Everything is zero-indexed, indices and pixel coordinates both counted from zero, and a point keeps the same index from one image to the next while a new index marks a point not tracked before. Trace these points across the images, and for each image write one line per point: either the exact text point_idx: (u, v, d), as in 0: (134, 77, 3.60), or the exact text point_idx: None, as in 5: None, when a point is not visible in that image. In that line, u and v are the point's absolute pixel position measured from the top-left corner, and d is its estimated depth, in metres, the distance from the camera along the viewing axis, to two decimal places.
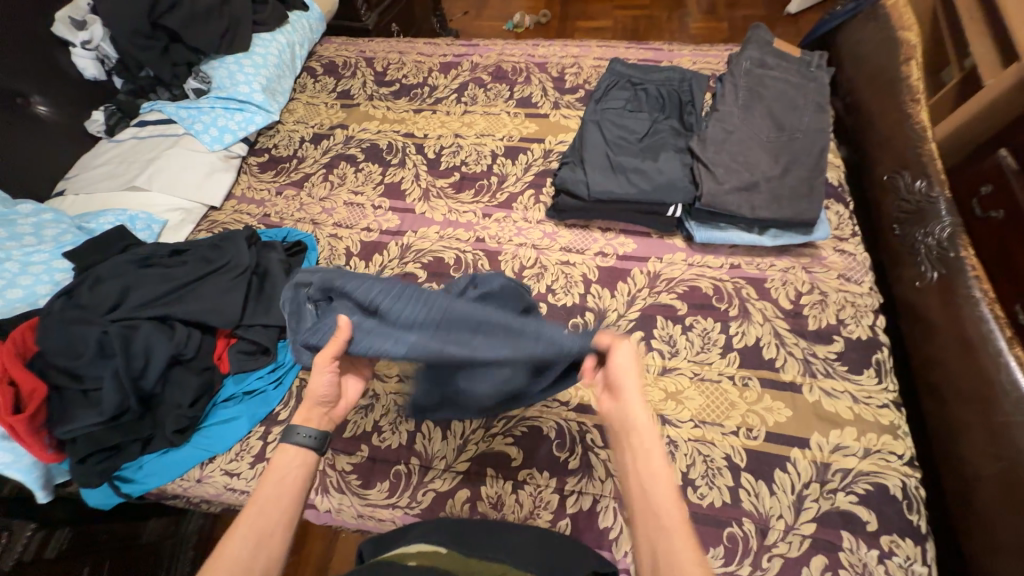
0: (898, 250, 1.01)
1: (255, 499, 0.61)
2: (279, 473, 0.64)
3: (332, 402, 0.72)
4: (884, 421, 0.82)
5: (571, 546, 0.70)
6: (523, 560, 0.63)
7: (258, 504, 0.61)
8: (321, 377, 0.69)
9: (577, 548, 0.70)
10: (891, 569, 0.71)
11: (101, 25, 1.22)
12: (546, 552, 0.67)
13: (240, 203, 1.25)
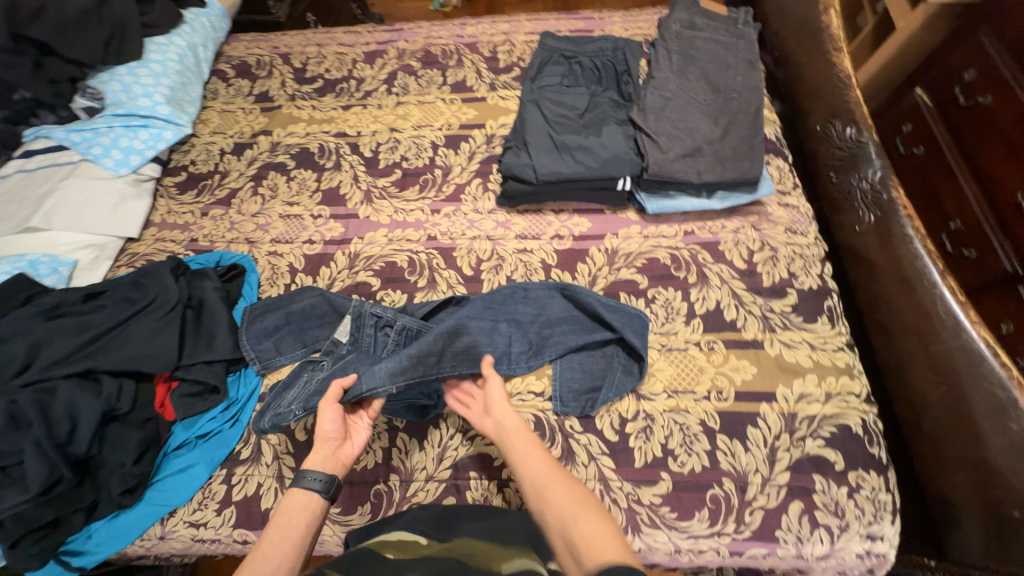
0: (837, 197, 1.05)
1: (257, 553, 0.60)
2: (286, 521, 0.65)
3: (339, 436, 0.74)
4: (840, 363, 0.86)
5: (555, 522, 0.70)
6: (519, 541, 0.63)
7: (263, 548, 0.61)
8: (326, 413, 0.73)
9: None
10: (860, 501, 0.76)
11: None
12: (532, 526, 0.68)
13: (161, 230, 1.13)
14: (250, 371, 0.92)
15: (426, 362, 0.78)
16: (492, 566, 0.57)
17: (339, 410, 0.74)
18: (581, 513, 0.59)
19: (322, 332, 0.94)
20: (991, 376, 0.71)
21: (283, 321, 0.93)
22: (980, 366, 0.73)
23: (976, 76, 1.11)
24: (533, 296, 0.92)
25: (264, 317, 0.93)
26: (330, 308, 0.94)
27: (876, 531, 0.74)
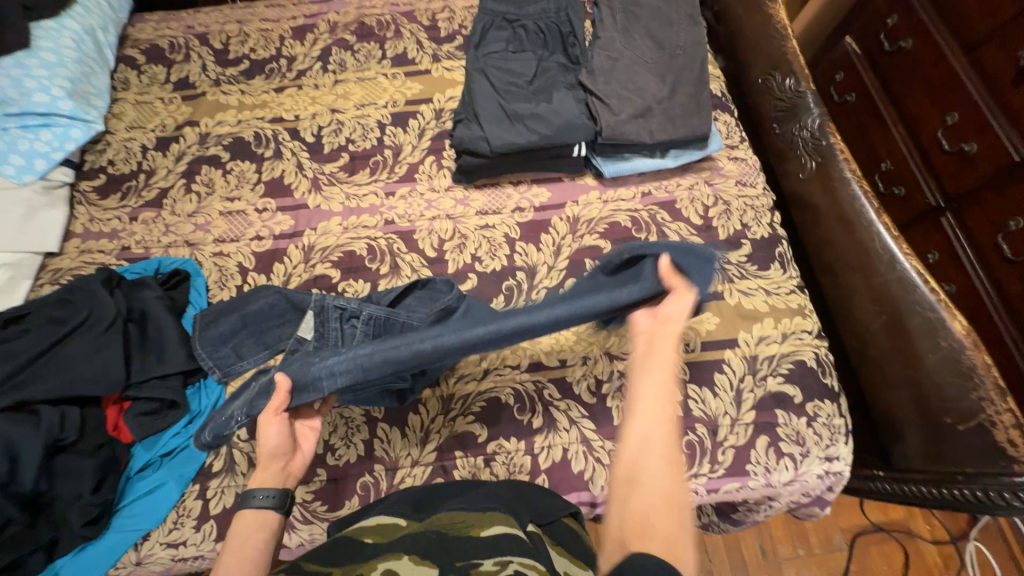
0: (781, 147, 1.09)
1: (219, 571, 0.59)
2: (242, 536, 0.63)
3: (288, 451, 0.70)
4: (793, 305, 0.91)
5: (529, 492, 0.73)
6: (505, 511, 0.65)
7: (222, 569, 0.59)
8: (268, 429, 0.68)
9: (542, 492, 0.74)
10: (818, 428, 0.83)
11: None
12: (510, 498, 0.69)
13: (86, 239, 1.02)
14: (211, 381, 0.87)
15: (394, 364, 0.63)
16: (472, 531, 0.57)
17: (283, 422, 0.69)
18: (671, 507, 0.48)
19: (284, 332, 0.89)
20: (922, 300, 0.80)
21: (240, 323, 0.88)
22: (914, 294, 0.80)
23: (898, 22, 1.17)
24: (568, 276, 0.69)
25: (219, 322, 0.87)
26: (288, 305, 0.89)
27: (833, 453, 0.81)
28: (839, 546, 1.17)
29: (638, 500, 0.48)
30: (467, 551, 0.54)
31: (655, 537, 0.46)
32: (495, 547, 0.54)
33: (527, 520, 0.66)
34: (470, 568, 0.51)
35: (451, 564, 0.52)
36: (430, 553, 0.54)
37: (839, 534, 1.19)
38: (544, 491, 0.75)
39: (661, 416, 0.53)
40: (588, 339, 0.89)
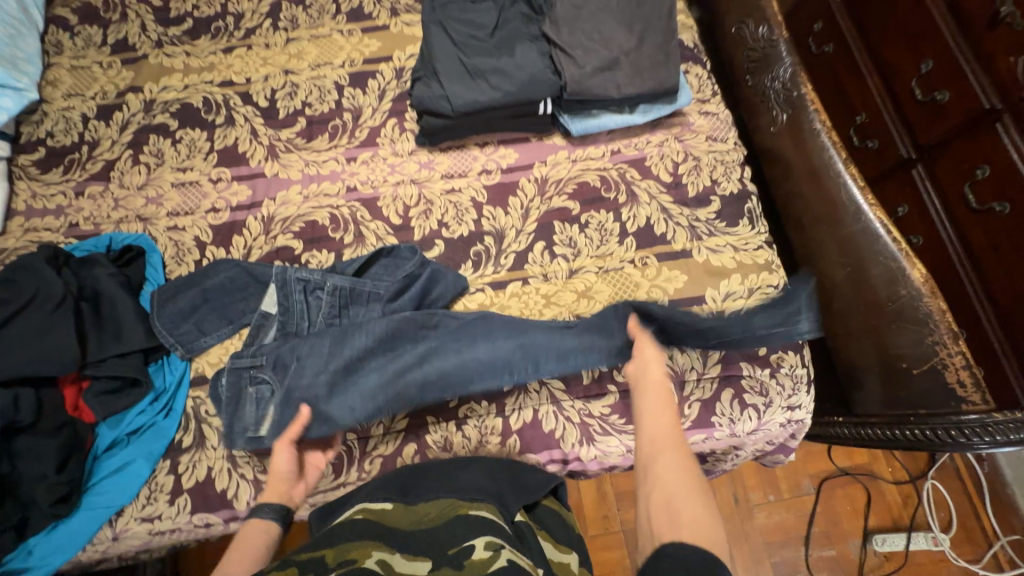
0: (753, 100, 1.06)
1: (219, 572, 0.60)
2: (244, 542, 0.64)
3: (295, 474, 0.75)
4: (760, 261, 0.91)
5: (521, 469, 0.73)
6: (495, 496, 0.65)
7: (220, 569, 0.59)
8: (280, 456, 0.74)
9: (529, 469, 0.74)
10: (781, 379, 0.85)
11: None
12: (495, 479, 0.69)
13: (30, 217, 0.97)
14: (174, 358, 0.84)
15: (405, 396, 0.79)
16: (460, 510, 0.60)
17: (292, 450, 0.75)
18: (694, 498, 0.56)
19: (248, 305, 0.88)
20: (885, 250, 0.79)
21: (200, 298, 0.86)
22: (878, 245, 0.80)
23: None
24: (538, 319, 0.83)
25: (178, 298, 0.85)
26: (250, 278, 0.88)
27: (795, 402, 0.84)
28: (806, 490, 1.23)
29: (661, 489, 0.58)
30: (458, 533, 0.56)
31: (682, 518, 0.54)
32: (480, 528, 0.57)
33: (515, 509, 0.66)
34: (464, 556, 0.53)
35: (445, 555, 0.54)
36: (423, 550, 0.55)
37: (807, 479, 1.25)
38: (535, 468, 0.75)
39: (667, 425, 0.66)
40: (557, 301, 0.89)
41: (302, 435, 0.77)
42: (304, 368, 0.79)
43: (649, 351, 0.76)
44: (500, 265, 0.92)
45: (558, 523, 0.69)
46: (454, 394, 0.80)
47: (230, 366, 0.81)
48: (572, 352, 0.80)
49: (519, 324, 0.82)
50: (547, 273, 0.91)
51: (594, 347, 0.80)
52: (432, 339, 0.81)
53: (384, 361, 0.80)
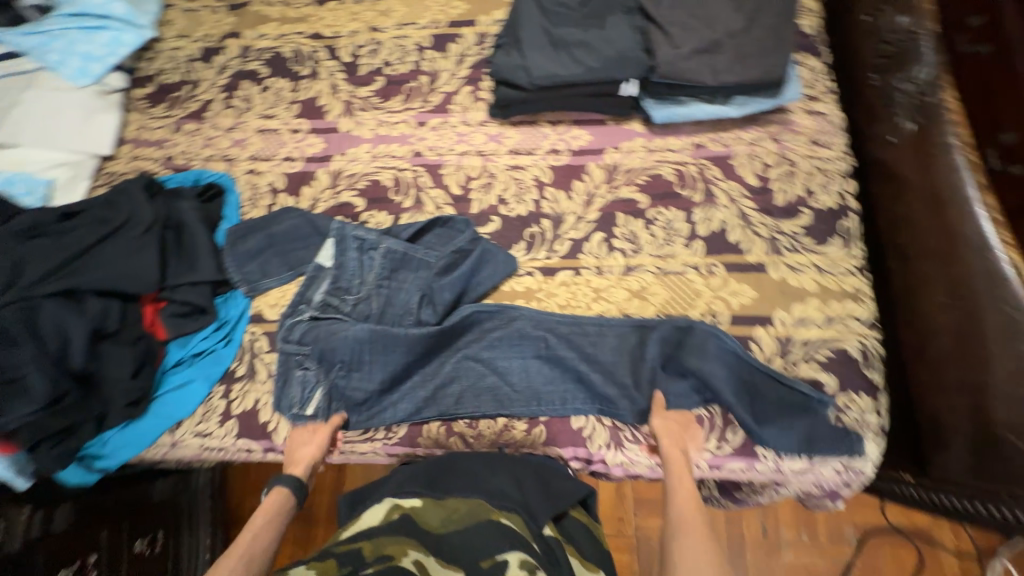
0: (875, 103, 0.92)
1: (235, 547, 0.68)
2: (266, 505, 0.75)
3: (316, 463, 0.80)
4: (848, 288, 0.81)
5: (551, 475, 0.70)
6: (527, 508, 0.64)
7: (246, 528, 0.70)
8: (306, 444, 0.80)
9: (559, 474, 0.71)
10: (846, 422, 0.75)
11: None
12: (520, 482, 0.67)
13: (136, 146, 1.07)
14: (238, 293, 0.91)
15: (442, 401, 0.82)
16: (491, 514, 0.60)
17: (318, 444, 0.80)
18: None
19: (307, 254, 0.92)
20: (1011, 296, 0.68)
21: (266, 243, 0.91)
22: (1003, 289, 0.69)
23: None
24: (580, 332, 0.82)
25: (247, 239, 0.91)
26: (312, 229, 0.93)
27: (858, 450, 0.75)
28: (847, 539, 1.13)
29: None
30: (492, 541, 0.56)
31: None
32: (512, 539, 0.57)
33: (544, 521, 0.64)
34: (497, 570, 0.53)
35: (478, 565, 0.54)
36: (456, 558, 0.55)
37: (850, 527, 1.13)
38: (565, 473, 0.71)
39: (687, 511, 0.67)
40: (607, 297, 0.85)
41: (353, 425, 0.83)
42: (348, 362, 0.82)
43: (664, 416, 0.76)
44: (554, 251, 0.89)
45: (584, 536, 0.67)
46: (490, 412, 0.81)
47: (281, 349, 0.83)
48: (602, 382, 0.80)
49: (554, 346, 0.82)
50: (601, 267, 0.86)
51: (628, 389, 0.79)
52: (467, 350, 0.83)
53: (422, 365, 0.83)
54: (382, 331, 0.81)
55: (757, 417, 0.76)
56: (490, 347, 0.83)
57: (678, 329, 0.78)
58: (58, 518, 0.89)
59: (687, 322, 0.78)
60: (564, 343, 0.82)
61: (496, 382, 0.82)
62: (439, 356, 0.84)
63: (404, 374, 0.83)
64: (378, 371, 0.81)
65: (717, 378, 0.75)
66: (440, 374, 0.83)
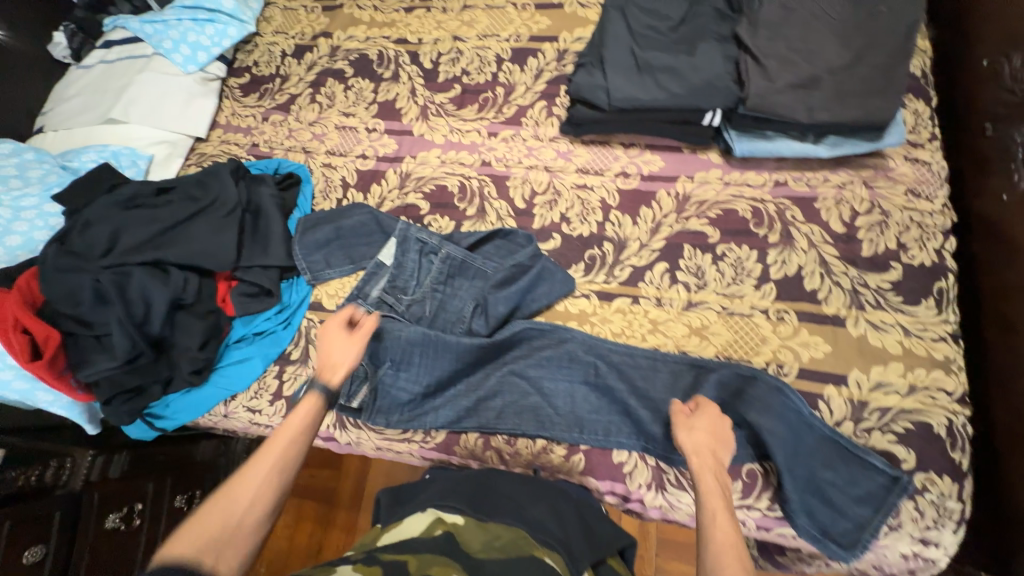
0: (989, 156, 0.84)
1: (272, 448, 0.60)
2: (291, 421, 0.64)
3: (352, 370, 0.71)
4: (938, 355, 0.73)
5: (591, 517, 0.70)
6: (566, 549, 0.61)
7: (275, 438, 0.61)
8: (345, 346, 0.72)
9: (601, 519, 0.70)
10: (922, 505, 0.68)
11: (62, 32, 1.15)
12: (562, 521, 0.66)
13: (226, 132, 1.14)
14: (302, 280, 0.95)
15: (483, 413, 0.81)
16: (535, 552, 0.57)
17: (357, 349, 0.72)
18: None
19: (368, 250, 0.95)
20: None
21: (333, 235, 0.95)
22: None
23: None
24: (633, 364, 0.79)
25: (316, 229, 0.95)
26: (377, 227, 0.95)
27: (932, 537, 0.67)
28: None
29: None
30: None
31: None
32: None
33: (584, 566, 0.61)
34: None
35: None
36: None
37: None
38: (605, 517, 0.72)
39: (723, 547, 0.53)
40: (664, 331, 0.82)
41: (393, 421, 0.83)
42: (397, 362, 0.83)
43: (688, 428, 0.65)
44: (612, 276, 0.86)
45: None
46: (530, 431, 0.79)
47: None
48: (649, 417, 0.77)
49: (604, 373, 0.80)
50: (661, 298, 0.84)
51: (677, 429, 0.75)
52: (514, 366, 0.82)
53: (468, 374, 0.83)
54: (434, 336, 0.81)
55: (823, 493, 0.70)
56: (539, 366, 0.82)
57: (742, 376, 0.74)
58: (114, 463, 0.96)
59: (752, 371, 0.73)
60: (615, 372, 0.80)
61: (539, 403, 0.81)
62: (486, 367, 0.83)
63: (449, 381, 0.83)
64: (425, 374, 0.82)
65: (779, 437, 0.69)
66: (485, 386, 0.82)
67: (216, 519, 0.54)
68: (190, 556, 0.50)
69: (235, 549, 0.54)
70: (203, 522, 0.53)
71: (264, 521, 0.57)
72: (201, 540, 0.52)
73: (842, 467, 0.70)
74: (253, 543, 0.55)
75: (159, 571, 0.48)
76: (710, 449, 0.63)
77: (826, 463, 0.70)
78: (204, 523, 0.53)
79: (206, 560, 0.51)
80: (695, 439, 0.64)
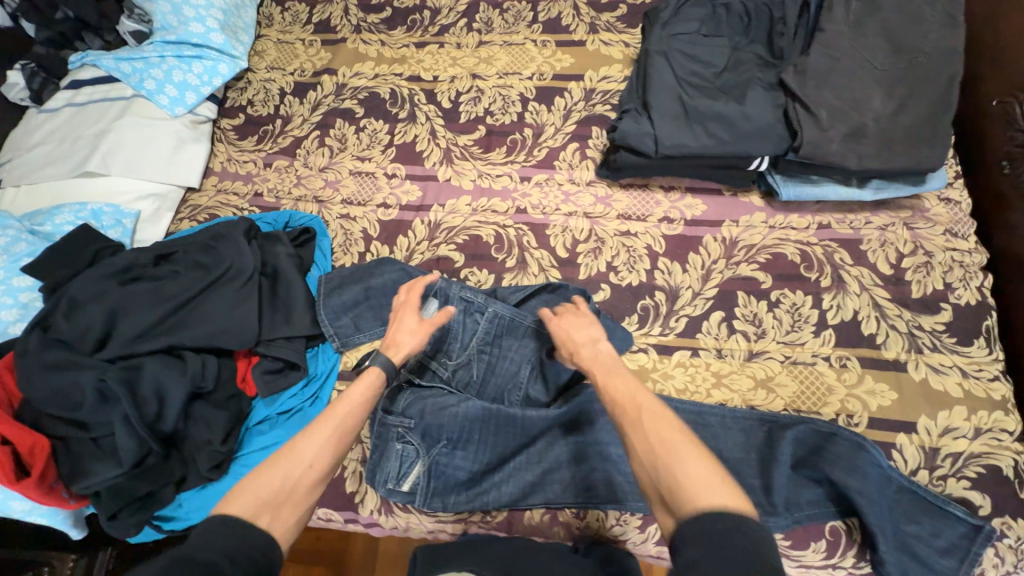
0: (1007, 192, 0.85)
1: (331, 417, 0.63)
2: (353, 391, 0.66)
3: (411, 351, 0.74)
4: (995, 395, 0.75)
5: None
6: None
7: (344, 404, 0.64)
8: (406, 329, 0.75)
9: None
10: (1002, 550, 0.68)
11: (17, 70, 1.00)
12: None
13: (223, 179, 1.02)
14: (329, 347, 0.85)
15: (550, 489, 0.75)
16: None
17: (416, 336, 0.75)
18: (694, 452, 0.52)
19: None
20: None
21: (361, 296, 0.86)
22: None
23: None
24: (706, 424, 0.76)
25: (342, 291, 0.86)
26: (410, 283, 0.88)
27: None
28: None
29: (649, 461, 0.53)
30: None
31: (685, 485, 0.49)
32: None
33: None
34: None
35: None
36: None
37: None
38: None
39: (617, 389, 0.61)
40: (729, 384, 0.79)
41: (451, 505, 0.75)
42: (452, 440, 0.76)
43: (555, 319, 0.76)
44: (668, 327, 0.83)
45: None
46: (601, 503, 0.74)
47: (380, 419, 0.77)
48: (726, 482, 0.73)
49: None
50: (721, 349, 0.81)
51: (757, 491, 0.72)
52: (580, 433, 0.77)
53: (527, 445, 0.78)
54: (496, 410, 0.76)
55: (909, 548, 0.69)
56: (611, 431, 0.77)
57: (815, 437, 0.72)
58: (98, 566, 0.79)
59: (830, 428, 0.72)
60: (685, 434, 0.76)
61: (608, 472, 0.75)
62: (544, 435, 0.78)
63: (509, 454, 0.77)
64: (484, 449, 0.76)
65: (867, 497, 0.68)
66: (547, 459, 0.77)
67: (279, 475, 0.56)
68: (249, 511, 0.52)
69: (291, 508, 0.55)
70: (263, 482, 0.55)
71: (317, 484, 0.58)
72: (258, 499, 0.53)
73: (920, 522, 0.69)
74: (306, 505, 0.57)
75: (219, 523, 0.50)
76: (586, 335, 0.72)
77: (905, 517, 0.70)
78: (264, 483, 0.55)
79: (262, 520, 0.52)
80: (572, 332, 0.73)
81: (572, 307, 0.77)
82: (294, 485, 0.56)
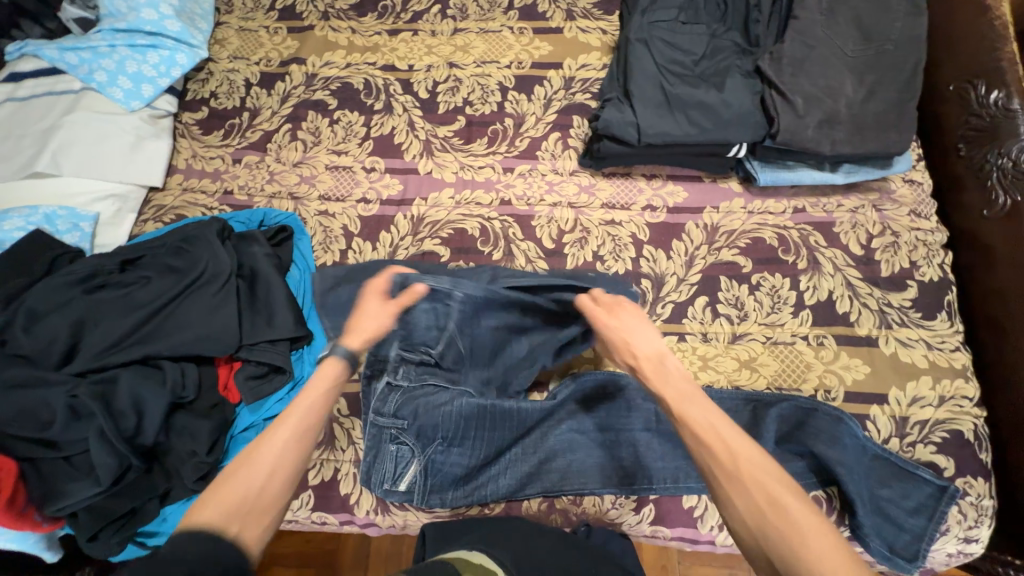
0: (961, 174, 0.88)
1: (293, 412, 0.55)
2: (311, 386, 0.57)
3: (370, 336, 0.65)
4: (957, 364, 0.80)
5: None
6: None
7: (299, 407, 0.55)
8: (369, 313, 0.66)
9: None
10: (964, 507, 0.74)
11: None
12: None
13: (189, 177, 0.96)
14: (315, 347, 0.82)
15: (547, 478, 0.76)
16: None
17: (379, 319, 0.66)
18: (813, 519, 0.46)
19: None
20: None
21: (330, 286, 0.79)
22: None
23: None
24: None
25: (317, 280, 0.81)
26: None
27: (974, 535, 0.74)
28: None
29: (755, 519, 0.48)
30: None
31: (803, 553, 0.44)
32: None
33: None
34: None
35: None
36: None
37: None
38: None
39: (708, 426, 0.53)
40: (714, 367, 0.82)
41: (450, 500, 0.75)
42: (448, 437, 0.76)
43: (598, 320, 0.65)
44: (656, 314, 0.85)
45: None
46: (597, 489, 0.75)
47: (372, 422, 0.76)
48: None
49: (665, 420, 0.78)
50: (706, 333, 0.83)
51: None
52: (574, 420, 0.79)
53: (524, 436, 0.78)
54: (490, 406, 0.76)
55: (883, 511, 0.74)
56: (608, 415, 0.79)
57: (794, 414, 0.76)
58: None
59: (811, 404, 0.76)
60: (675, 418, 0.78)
61: (602, 458, 0.77)
62: (540, 427, 0.79)
63: (505, 447, 0.77)
64: (480, 444, 0.76)
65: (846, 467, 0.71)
66: (543, 449, 0.78)
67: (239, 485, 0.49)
68: (216, 522, 0.46)
69: (257, 519, 0.48)
70: (227, 489, 0.48)
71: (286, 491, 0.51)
72: (222, 511, 0.47)
73: (893, 486, 0.74)
74: (276, 513, 0.50)
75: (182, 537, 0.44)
76: (658, 350, 0.62)
77: (879, 482, 0.74)
78: (228, 491, 0.48)
79: (232, 530, 0.46)
80: (638, 346, 0.62)
81: (628, 312, 0.65)
82: (259, 492, 0.49)
